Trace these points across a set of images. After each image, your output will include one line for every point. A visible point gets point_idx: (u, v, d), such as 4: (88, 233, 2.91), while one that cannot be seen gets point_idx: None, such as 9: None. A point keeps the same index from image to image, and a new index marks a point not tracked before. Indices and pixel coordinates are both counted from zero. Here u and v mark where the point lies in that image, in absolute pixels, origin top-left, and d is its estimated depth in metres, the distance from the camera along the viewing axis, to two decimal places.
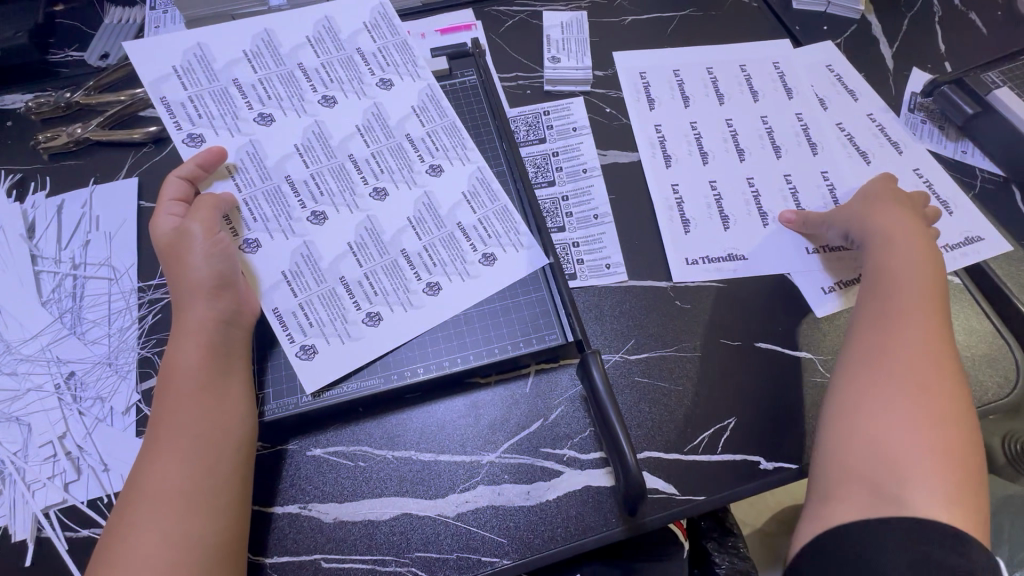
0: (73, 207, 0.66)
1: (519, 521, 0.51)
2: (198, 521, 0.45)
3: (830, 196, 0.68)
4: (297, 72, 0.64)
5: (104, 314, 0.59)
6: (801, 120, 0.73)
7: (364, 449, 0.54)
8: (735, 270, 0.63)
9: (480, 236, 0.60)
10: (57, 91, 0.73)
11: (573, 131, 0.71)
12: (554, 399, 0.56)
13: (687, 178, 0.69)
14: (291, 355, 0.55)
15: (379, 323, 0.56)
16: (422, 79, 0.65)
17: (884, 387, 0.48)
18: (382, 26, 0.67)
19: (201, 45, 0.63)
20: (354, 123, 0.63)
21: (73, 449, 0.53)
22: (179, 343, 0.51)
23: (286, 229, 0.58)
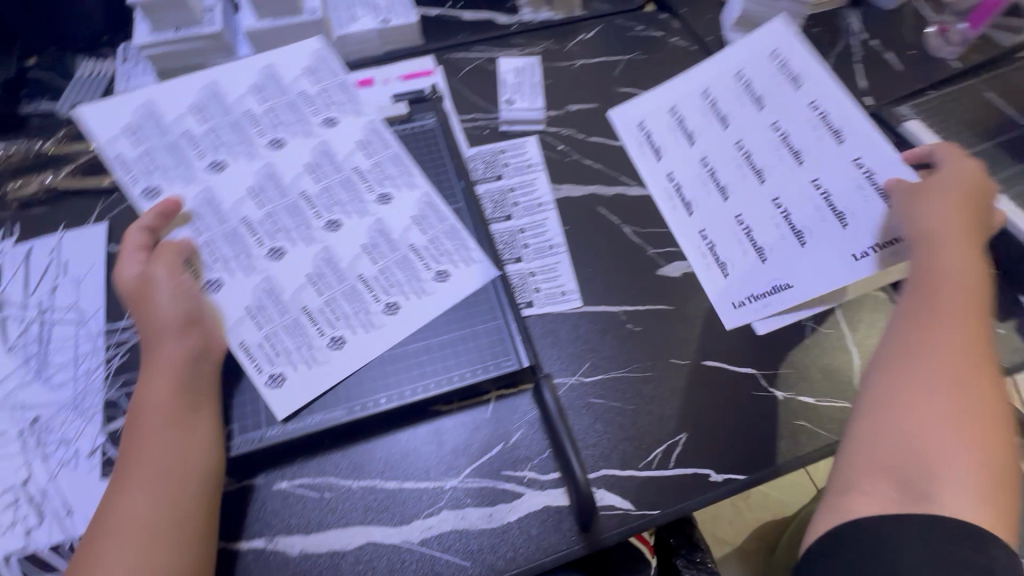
0: (42, 253, 0.67)
1: (482, 543, 0.53)
2: (163, 554, 0.46)
3: (825, 206, 0.68)
4: (244, 119, 0.67)
5: (71, 357, 0.60)
6: (778, 129, 0.74)
7: (329, 480, 0.55)
8: (783, 300, 0.65)
9: (434, 257, 0.63)
10: (27, 141, 0.76)
11: (528, 168, 0.76)
12: (514, 422, 0.58)
13: (674, 229, 0.72)
14: (259, 384, 0.57)
15: (343, 346, 0.59)
16: (365, 115, 0.69)
17: (937, 377, 0.51)
18: (321, 66, 0.70)
19: (158, 103, 0.66)
20: (306, 161, 0.66)
21: (35, 494, 0.53)
22: (149, 381, 0.52)
23: (248, 268, 0.60)
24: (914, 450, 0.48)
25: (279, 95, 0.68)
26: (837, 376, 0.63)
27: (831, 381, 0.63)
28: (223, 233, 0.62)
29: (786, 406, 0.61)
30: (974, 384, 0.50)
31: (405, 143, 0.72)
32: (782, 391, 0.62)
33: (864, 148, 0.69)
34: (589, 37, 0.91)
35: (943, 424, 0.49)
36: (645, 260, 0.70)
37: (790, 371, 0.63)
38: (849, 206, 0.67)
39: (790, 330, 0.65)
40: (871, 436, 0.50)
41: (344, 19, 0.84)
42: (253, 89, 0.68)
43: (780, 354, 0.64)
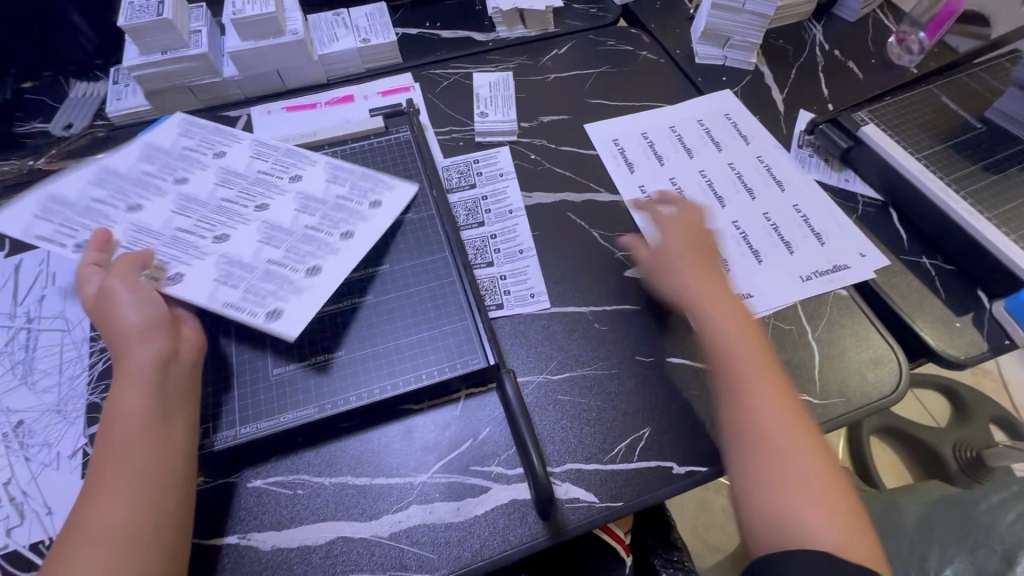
0: (31, 265, 0.70)
1: (449, 536, 0.54)
2: (136, 553, 0.47)
3: (775, 233, 0.75)
4: (143, 174, 0.69)
5: (56, 363, 0.63)
6: (734, 168, 0.82)
7: (302, 477, 0.57)
8: (746, 308, 0.69)
9: (358, 197, 0.68)
10: (21, 160, 0.79)
11: (500, 177, 0.79)
12: (482, 419, 0.60)
13: (649, 237, 0.74)
14: (258, 322, 0.59)
15: (321, 272, 0.62)
16: (242, 139, 0.73)
17: (768, 422, 0.56)
18: (193, 123, 0.74)
19: (105, 166, 0.68)
20: (217, 177, 0.69)
21: (17, 494, 0.55)
22: (120, 387, 0.53)
23: (198, 256, 0.63)
24: (773, 496, 0.53)
25: (189, 143, 0.72)
26: (798, 371, 0.65)
27: (793, 376, 0.64)
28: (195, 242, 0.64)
29: None
30: (792, 430, 0.56)
31: (380, 154, 0.76)
32: None
33: (799, 194, 0.79)
34: (562, 53, 0.95)
35: (790, 459, 0.54)
36: (612, 262, 0.72)
37: None
38: (794, 237, 0.75)
39: None
40: (738, 491, 0.55)
41: (326, 39, 0.88)
42: (143, 156, 0.70)
43: None
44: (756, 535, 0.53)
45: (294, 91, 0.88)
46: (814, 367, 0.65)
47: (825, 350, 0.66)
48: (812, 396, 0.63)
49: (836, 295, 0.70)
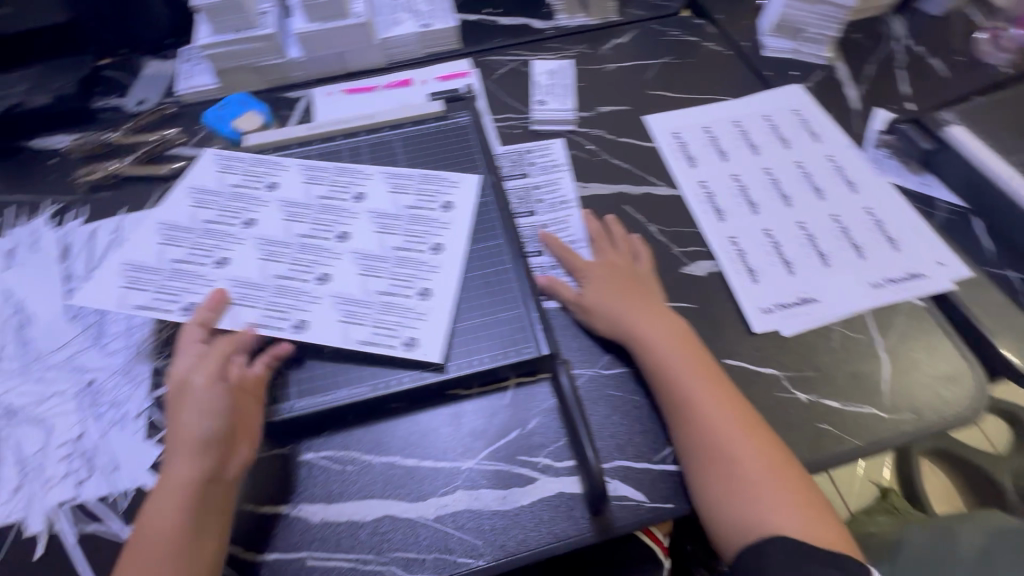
0: (104, 232, 0.73)
1: (495, 524, 0.54)
2: None
3: (844, 237, 0.71)
4: (211, 226, 0.66)
5: (125, 327, 0.65)
6: (802, 168, 0.78)
7: (351, 454, 0.58)
8: (812, 313, 0.65)
9: (428, 203, 0.69)
10: (98, 133, 0.83)
11: (553, 167, 0.78)
12: (532, 410, 0.60)
13: (710, 235, 0.72)
14: (398, 353, 0.59)
15: (433, 292, 0.63)
16: (288, 166, 0.72)
17: (721, 432, 0.55)
18: (232, 157, 0.72)
19: (163, 223, 0.66)
20: (282, 211, 0.68)
21: (88, 449, 0.58)
22: (161, 496, 0.51)
23: (313, 300, 0.62)
24: (739, 505, 0.52)
25: (235, 177, 0.70)
26: (865, 382, 0.61)
27: (860, 387, 0.61)
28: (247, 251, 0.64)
29: (810, 409, 0.60)
30: (748, 434, 0.55)
31: (438, 138, 0.75)
32: (806, 394, 0.60)
33: (871, 198, 0.75)
34: (623, 42, 0.93)
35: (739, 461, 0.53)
36: (669, 258, 0.70)
37: (815, 373, 0.62)
38: (865, 242, 0.71)
39: (816, 332, 0.64)
40: (702, 505, 0.53)
41: (388, 23, 0.89)
42: (200, 205, 0.68)
43: (805, 356, 0.63)
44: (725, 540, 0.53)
45: (354, 74, 0.89)
46: (883, 379, 0.61)
47: (895, 362, 0.62)
48: (879, 410, 0.59)
49: (909, 305, 0.66)
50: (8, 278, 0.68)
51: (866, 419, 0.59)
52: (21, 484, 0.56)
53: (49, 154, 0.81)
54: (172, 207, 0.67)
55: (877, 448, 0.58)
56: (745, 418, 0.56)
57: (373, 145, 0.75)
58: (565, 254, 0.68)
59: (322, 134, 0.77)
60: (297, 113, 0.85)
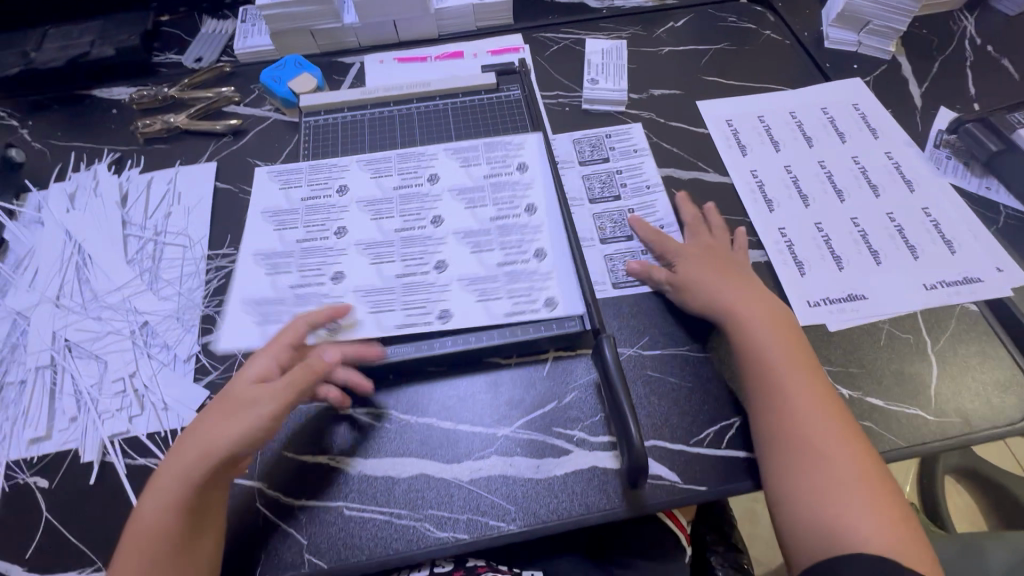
0: (161, 183, 0.75)
1: (527, 491, 0.55)
2: None
3: (899, 235, 0.69)
4: (302, 244, 0.67)
5: (178, 275, 0.67)
6: (858, 162, 0.75)
7: (389, 412, 0.59)
8: (859, 310, 0.64)
9: (511, 209, 0.68)
10: (157, 87, 0.85)
11: (633, 152, 0.77)
12: (569, 384, 0.60)
13: (758, 225, 0.70)
14: (545, 315, 0.62)
15: (546, 254, 0.65)
16: (349, 167, 0.72)
17: (810, 425, 0.53)
18: (288, 175, 0.73)
19: (258, 253, 0.66)
20: (366, 210, 0.69)
21: (140, 387, 0.60)
22: (156, 500, 0.50)
23: (442, 290, 0.64)
24: (819, 502, 0.50)
25: (302, 191, 0.71)
26: (911, 382, 0.60)
27: (904, 387, 0.60)
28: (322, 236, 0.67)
29: (851, 405, 0.59)
30: (837, 432, 0.53)
31: (491, 111, 0.77)
32: (849, 389, 0.60)
33: (929, 197, 0.72)
34: (678, 25, 0.91)
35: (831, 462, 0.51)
36: None
37: (860, 370, 0.61)
38: (920, 241, 0.68)
39: (863, 328, 0.63)
40: (777, 497, 0.52)
41: None
42: (281, 226, 0.68)
43: (850, 352, 0.62)
44: (794, 538, 0.51)
45: (406, 44, 0.89)
46: (930, 381, 0.60)
47: (943, 365, 0.61)
48: (924, 411, 0.58)
49: (962, 310, 0.64)
50: (70, 220, 0.71)
51: (910, 420, 0.58)
52: (76, 414, 0.59)
53: (109, 104, 0.84)
54: (260, 234, 0.68)
55: (919, 450, 0.57)
56: (838, 424, 0.53)
57: (424, 113, 0.77)
58: (660, 237, 0.67)
59: (374, 100, 0.78)
60: (348, 79, 0.85)
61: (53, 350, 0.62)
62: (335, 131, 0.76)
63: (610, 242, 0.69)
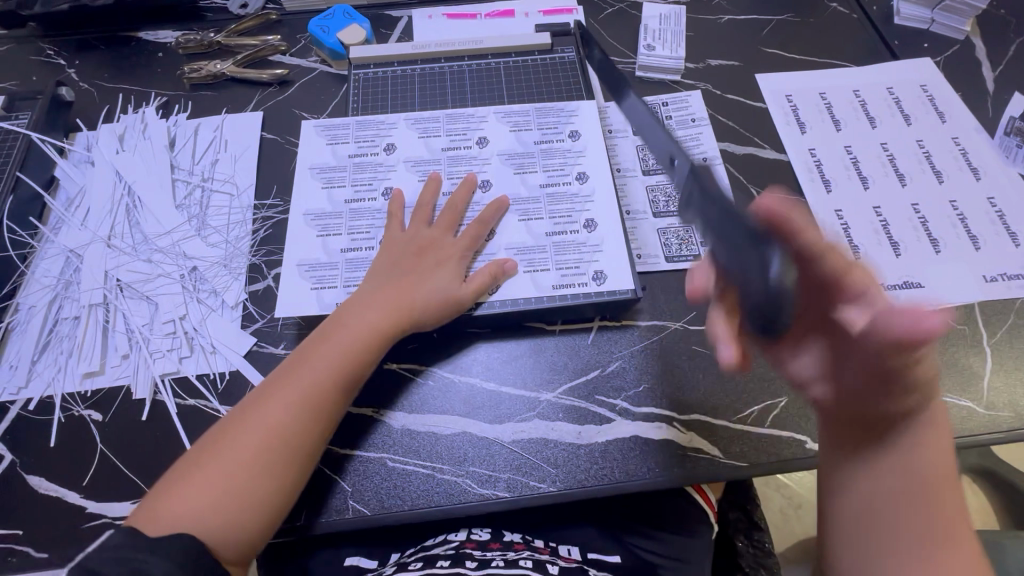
0: (207, 129, 0.75)
1: (568, 455, 0.55)
2: (257, 478, 0.49)
3: (960, 225, 0.67)
4: (353, 205, 0.66)
5: (226, 223, 0.68)
6: (922, 146, 0.72)
7: (434, 371, 0.60)
8: (913, 297, 0.62)
9: (562, 178, 0.67)
10: (203, 31, 0.83)
11: (692, 122, 0.75)
12: (613, 354, 0.60)
13: (813, 205, 0.69)
14: (593, 288, 0.61)
15: (598, 225, 0.64)
16: (397, 124, 0.71)
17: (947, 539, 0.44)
18: (333, 129, 0.71)
19: (308, 213, 0.65)
20: (414, 171, 0.68)
21: (189, 330, 0.61)
22: (352, 322, 0.56)
23: (490, 257, 0.63)
24: None
25: (350, 147, 0.69)
26: (963, 374, 0.59)
27: (956, 378, 0.59)
28: (368, 195, 0.67)
29: None
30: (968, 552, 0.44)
31: (545, 71, 0.75)
32: None
33: (996, 186, 0.69)
34: None
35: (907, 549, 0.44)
36: None
37: None
38: (982, 231, 0.66)
39: None
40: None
41: None
42: (330, 184, 0.67)
43: None
44: None
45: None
46: (983, 375, 0.59)
47: (997, 359, 0.60)
48: (975, 404, 0.57)
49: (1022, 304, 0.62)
50: (119, 161, 0.71)
51: (960, 411, 0.57)
52: (128, 352, 0.60)
53: (155, 47, 0.82)
54: (307, 192, 0.67)
55: (967, 442, 0.56)
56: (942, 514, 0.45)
57: (476, 70, 0.75)
58: (838, 265, 0.42)
59: (425, 55, 0.76)
60: (396, 32, 0.82)
61: (106, 288, 0.63)
62: (384, 86, 0.74)
63: (664, 216, 0.67)
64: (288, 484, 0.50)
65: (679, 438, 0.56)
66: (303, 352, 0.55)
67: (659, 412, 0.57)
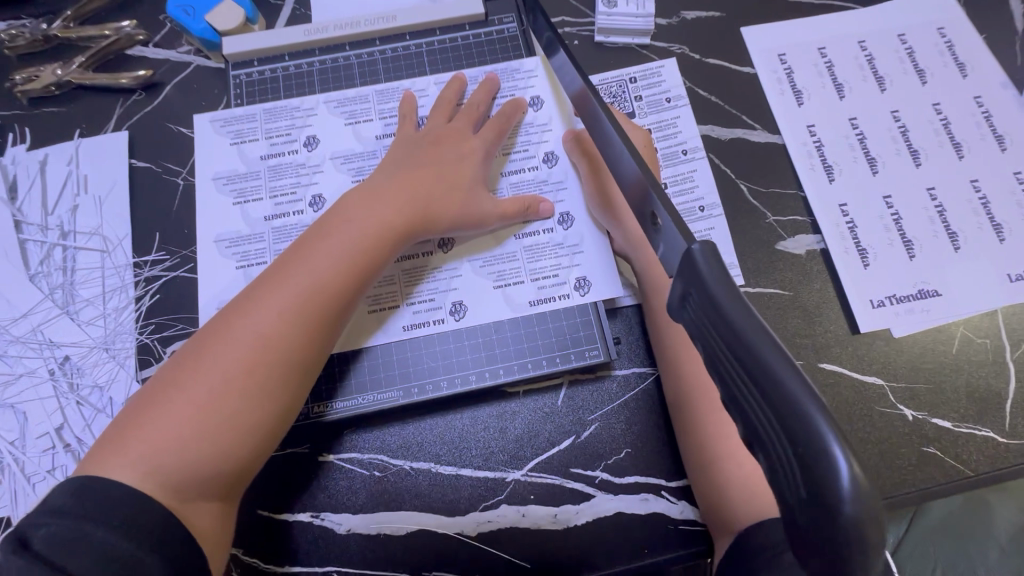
0: (58, 164, 0.59)
1: (544, 545, 0.48)
2: (245, 396, 0.43)
3: (983, 211, 0.57)
4: (275, 220, 0.53)
5: (99, 292, 0.54)
6: (939, 111, 0.60)
7: (380, 458, 0.50)
8: (929, 309, 0.54)
9: (526, 161, 0.55)
10: (31, 20, 0.63)
11: (666, 102, 0.61)
12: (588, 414, 0.51)
13: (814, 200, 0.57)
14: (576, 299, 0.52)
15: (575, 218, 0.53)
16: (315, 109, 0.56)
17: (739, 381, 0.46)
18: (235, 121, 0.56)
19: (220, 238, 0.53)
20: (343, 170, 0.55)
21: (72, 441, 0.50)
22: (347, 216, 0.48)
23: (453, 273, 0.52)
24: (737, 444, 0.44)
25: (260, 146, 0.55)
26: (985, 398, 0.52)
27: (976, 404, 0.52)
28: (292, 208, 0.54)
29: (917, 428, 0.51)
30: None
31: (481, 51, 0.59)
32: (913, 410, 0.51)
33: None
34: None
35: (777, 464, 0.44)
36: (761, 230, 0.57)
37: (927, 386, 0.52)
38: (1007, 218, 0.56)
39: (933, 335, 0.53)
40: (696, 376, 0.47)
41: None
42: (242, 197, 0.54)
43: (916, 362, 0.53)
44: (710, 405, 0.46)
45: None
46: (1005, 398, 0.52)
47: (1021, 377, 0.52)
48: (997, 433, 0.51)
49: None
50: None
51: (981, 444, 0.50)
52: None
53: None
54: (215, 210, 0.54)
55: (986, 478, 0.50)
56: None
57: (392, 57, 0.59)
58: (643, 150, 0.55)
59: (323, 41, 0.59)
60: (287, 2, 0.62)
61: None
62: (276, 88, 0.58)
63: None
64: (273, 412, 0.44)
65: (669, 510, 0.49)
66: (297, 252, 0.47)
67: (645, 481, 0.49)
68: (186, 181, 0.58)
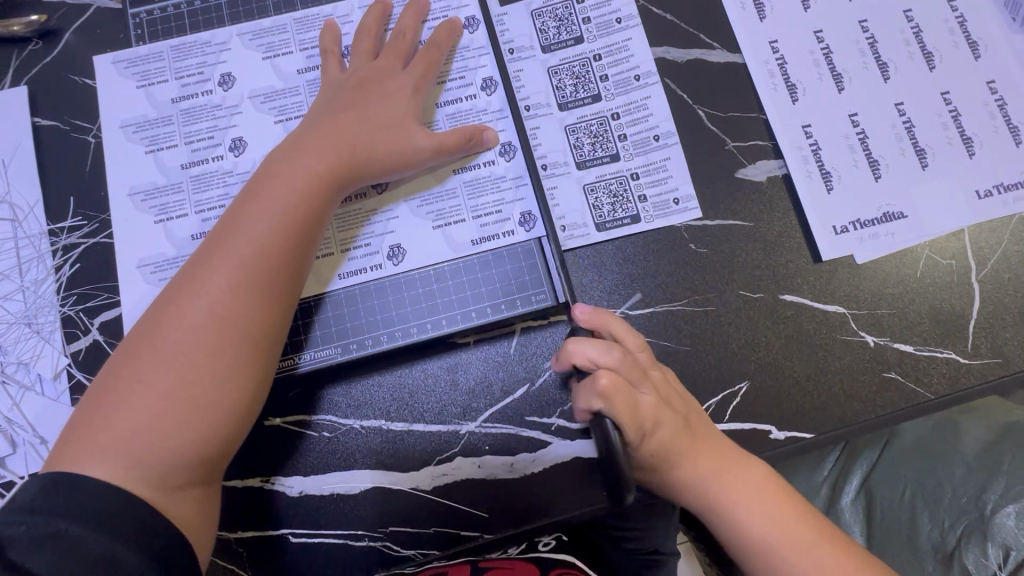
0: None
1: (503, 493, 0.48)
2: (210, 376, 0.39)
3: (953, 126, 0.53)
4: (193, 168, 0.50)
5: (14, 264, 0.51)
6: (911, 20, 0.55)
7: (329, 419, 0.48)
8: (894, 234, 0.51)
9: (463, 89, 0.51)
10: None
11: (617, 23, 0.55)
12: (540, 361, 0.49)
13: (776, 123, 0.54)
14: (521, 234, 0.49)
15: (516, 152, 0.50)
16: (228, 44, 0.51)
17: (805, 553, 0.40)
18: (138, 61, 0.52)
19: (136, 190, 0.50)
20: (265, 109, 0.50)
21: (2, 421, 0.48)
22: (284, 170, 0.43)
23: (390, 217, 0.49)
24: None
25: (171, 87, 0.51)
26: (948, 321, 0.50)
27: (939, 326, 0.50)
28: (210, 154, 0.50)
29: (877, 354, 0.50)
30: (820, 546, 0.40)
31: None
32: (875, 336, 0.50)
33: (997, 65, 0.54)
34: None
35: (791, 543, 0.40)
36: (720, 157, 0.53)
37: (891, 312, 0.51)
38: (977, 130, 0.53)
39: (898, 260, 0.51)
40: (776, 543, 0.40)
41: None
42: (154, 143, 0.50)
43: (881, 288, 0.51)
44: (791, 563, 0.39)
45: None
46: (969, 318, 0.50)
47: (986, 297, 0.51)
48: (959, 354, 0.50)
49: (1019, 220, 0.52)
50: None
51: (942, 366, 0.50)
52: None
53: None
54: (130, 160, 0.50)
55: (946, 399, 0.49)
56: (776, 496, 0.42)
57: None
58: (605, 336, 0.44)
59: None
60: None
61: None
62: (180, 26, 0.52)
63: (591, 165, 0.52)
64: (250, 381, 0.40)
65: None
66: (233, 216, 0.42)
67: None
68: (97, 139, 0.52)
